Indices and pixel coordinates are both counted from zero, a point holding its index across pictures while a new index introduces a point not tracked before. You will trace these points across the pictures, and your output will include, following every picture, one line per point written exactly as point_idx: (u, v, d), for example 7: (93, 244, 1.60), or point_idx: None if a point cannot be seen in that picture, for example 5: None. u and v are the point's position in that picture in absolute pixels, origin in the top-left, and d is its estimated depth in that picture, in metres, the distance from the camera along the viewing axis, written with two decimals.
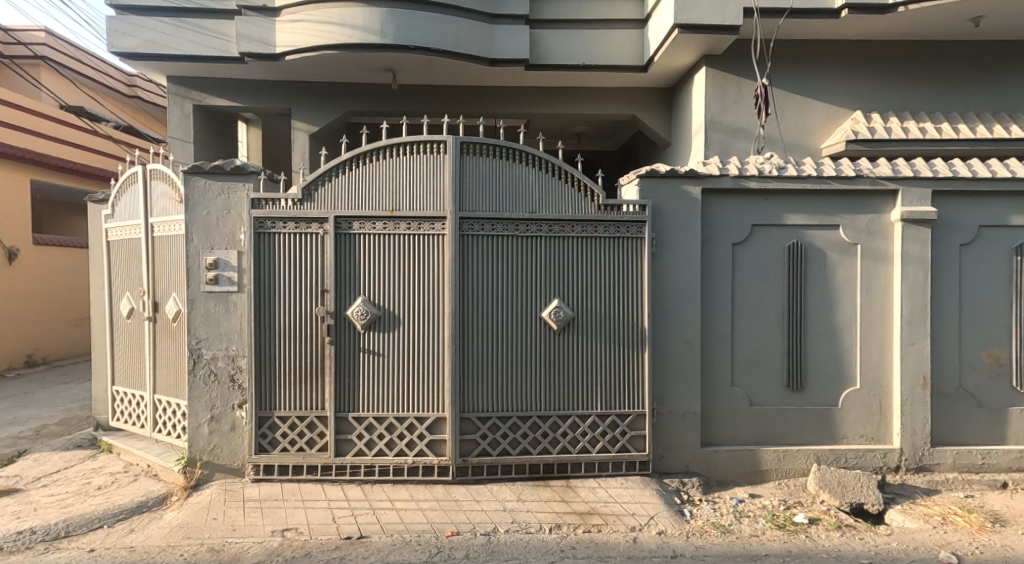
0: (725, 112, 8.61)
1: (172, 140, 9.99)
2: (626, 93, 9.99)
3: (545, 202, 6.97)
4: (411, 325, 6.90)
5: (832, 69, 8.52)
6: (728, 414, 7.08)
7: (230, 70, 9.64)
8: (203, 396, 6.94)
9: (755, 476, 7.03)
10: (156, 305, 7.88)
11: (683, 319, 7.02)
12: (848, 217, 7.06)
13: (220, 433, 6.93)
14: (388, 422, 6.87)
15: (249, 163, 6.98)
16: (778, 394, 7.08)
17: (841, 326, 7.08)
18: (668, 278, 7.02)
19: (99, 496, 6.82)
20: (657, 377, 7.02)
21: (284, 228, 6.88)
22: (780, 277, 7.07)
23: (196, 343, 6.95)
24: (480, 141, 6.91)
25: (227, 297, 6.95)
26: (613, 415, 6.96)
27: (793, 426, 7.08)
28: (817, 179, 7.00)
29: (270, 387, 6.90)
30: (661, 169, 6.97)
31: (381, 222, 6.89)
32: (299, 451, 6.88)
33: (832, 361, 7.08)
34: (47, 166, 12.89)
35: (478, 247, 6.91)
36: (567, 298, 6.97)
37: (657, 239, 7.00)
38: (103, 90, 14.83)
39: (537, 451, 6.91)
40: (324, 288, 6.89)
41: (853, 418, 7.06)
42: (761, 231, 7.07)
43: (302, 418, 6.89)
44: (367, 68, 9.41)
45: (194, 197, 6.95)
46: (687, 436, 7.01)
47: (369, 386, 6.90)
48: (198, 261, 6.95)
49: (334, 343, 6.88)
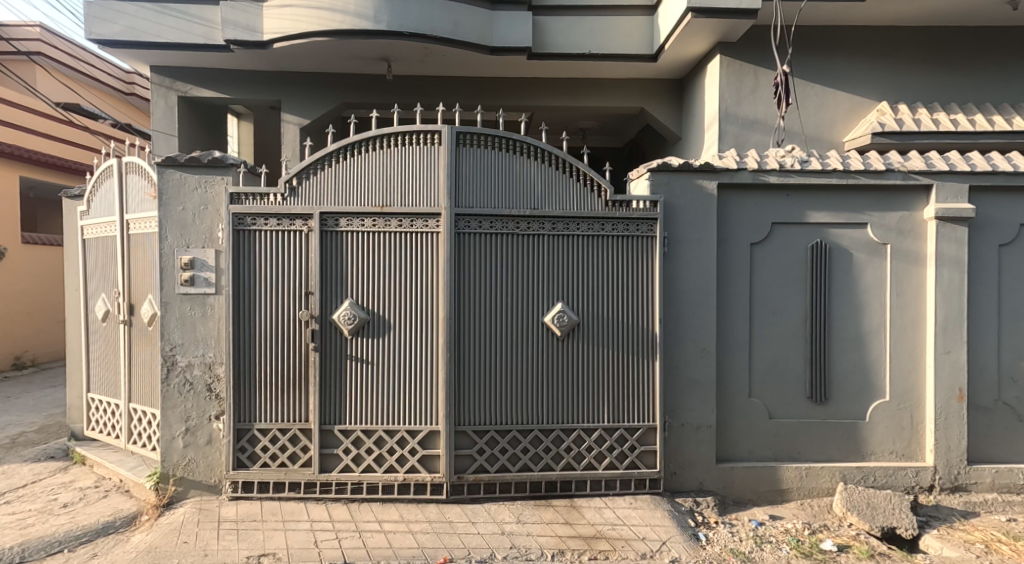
0: (740, 104, 8.09)
1: (156, 133, 9.46)
2: (635, 85, 9.44)
3: (547, 198, 6.44)
4: (402, 330, 6.37)
5: (857, 57, 7.95)
6: (746, 428, 6.54)
7: (215, 60, 9.13)
8: (177, 407, 6.42)
9: (775, 495, 6.49)
10: (131, 308, 7.36)
11: (698, 325, 6.48)
12: (877, 214, 6.51)
13: (194, 447, 6.40)
14: (376, 435, 6.34)
15: (228, 155, 6.46)
16: (800, 407, 6.54)
17: (868, 334, 6.52)
18: (680, 280, 6.48)
19: (63, 514, 6.30)
20: (670, 387, 6.47)
21: (264, 225, 6.36)
22: (803, 280, 6.53)
23: (169, 349, 6.42)
24: (478, 131, 6.38)
25: (203, 299, 6.42)
26: (621, 429, 6.42)
27: (817, 441, 6.53)
28: (844, 174, 6.46)
29: (250, 397, 6.38)
30: (674, 162, 6.43)
31: (370, 219, 6.36)
32: (280, 466, 6.36)
33: (859, 371, 6.52)
34: (38, 164, 12.42)
35: (475, 245, 6.38)
36: (572, 302, 6.43)
37: (669, 238, 6.46)
38: (103, 91, 14.27)
39: (539, 467, 6.37)
40: (308, 290, 6.37)
41: (882, 433, 6.51)
42: (782, 229, 6.54)
43: (284, 431, 6.37)
44: (361, 58, 8.89)
45: (169, 192, 6.43)
46: (701, 452, 6.47)
47: (357, 397, 6.37)
48: (172, 261, 6.41)
49: (318, 350, 6.35)
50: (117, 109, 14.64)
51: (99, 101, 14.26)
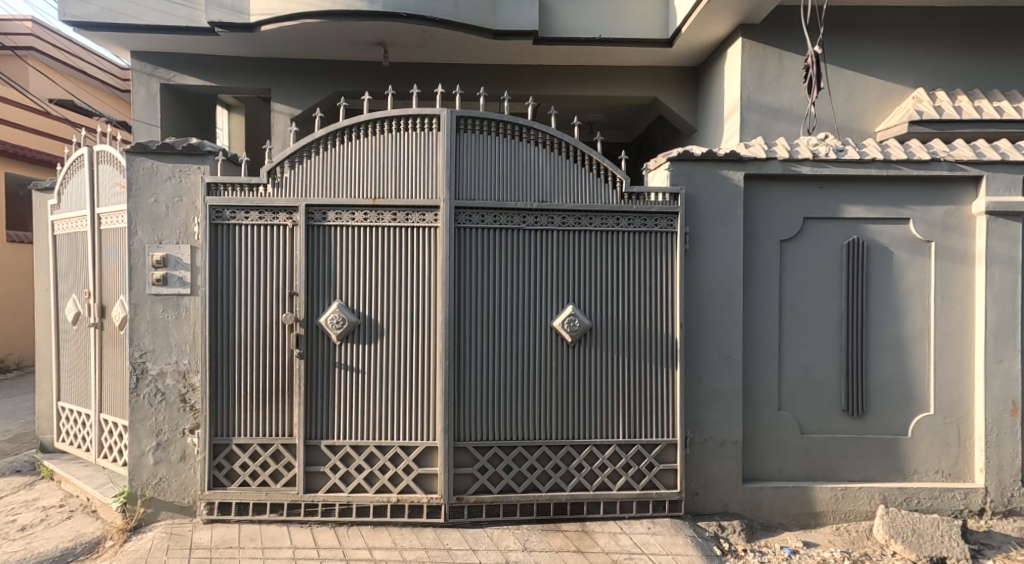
0: (763, 90, 7.52)
1: (136, 122, 8.81)
2: (647, 73, 8.86)
3: (557, 189, 5.83)
4: (396, 335, 5.77)
5: (892, 40, 7.35)
6: (775, 445, 5.93)
7: (199, 45, 8.54)
8: (148, 419, 5.81)
9: (808, 519, 5.88)
10: (102, 310, 6.77)
11: (721, 330, 5.87)
12: (920, 208, 5.91)
13: (167, 465, 5.81)
14: (367, 452, 5.74)
15: (206, 142, 5.86)
16: (833, 421, 5.94)
17: (911, 341, 5.92)
18: (703, 281, 5.87)
19: (20, 540, 5.78)
20: (691, 399, 5.87)
21: (245, 218, 5.76)
22: (838, 281, 5.93)
23: (139, 355, 5.82)
24: (480, 116, 5.77)
25: (177, 301, 5.82)
26: (637, 445, 5.82)
27: (853, 459, 5.93)
28: (884, 164, 5.85)
29: (228, 409, 5.78)
30: (696, 151, 5.83)
31: (361, 212, 5.75)
32: (261, 486, 5.76)
33: (900, 381, 5.92)
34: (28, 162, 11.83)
35: (477, 242, 5.77)
36: (583, 305, 5.83)
37: (690, 234, 5.86)
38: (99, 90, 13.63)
39: (547, 487, 5.76)
40: (292, 290, 5.76)
41: (925, 450, 5.91)
42: (814, 225, 5.94)
43: (265, 446, 5.77)
44: (355, 43, 8.30)
45: (139, 182, 5.82)
46: (726, 471, 5.86)
47: (346, 409, 5.76)
48: (143, 258, 5.81)
49: (303, 357, 5.74)
50: (115, 109, 14.06)
51: (84, 93, 13.29)
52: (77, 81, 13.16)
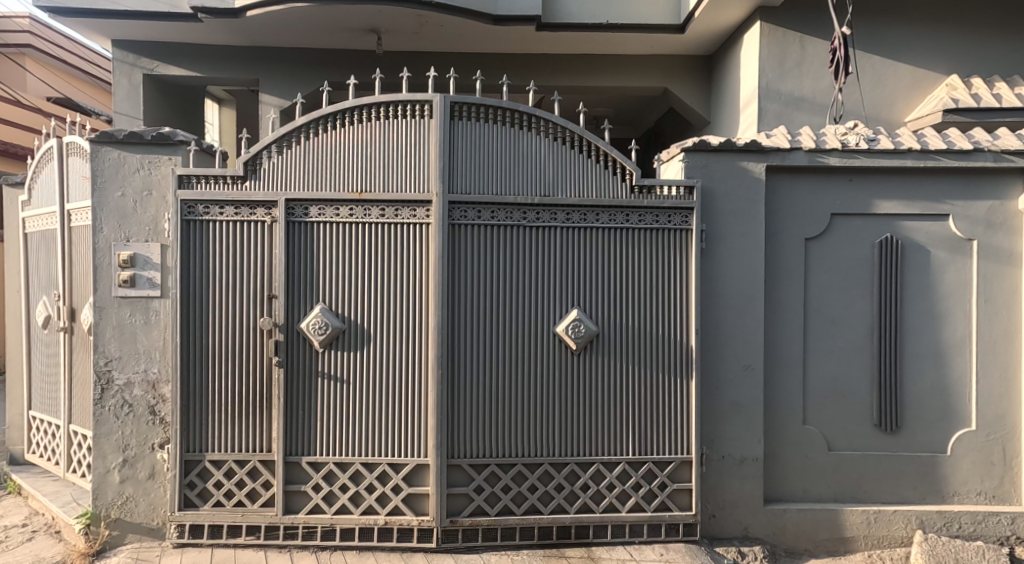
0: (784, 78, 7.00)
1: (117, 115, 8.37)
2: (658, 62, 8.35)
3: (561, 182, 5.32)
4: (384, 342, 5.27)
5: (923, 23, 6.83)
6: (801, 462, 5.41)
7: (183, 33, 8.06)
8: (113, 433, 5.32)
9: (837, 545, 5.36)
10: (72, 313, 6.27)
11: (741, 337, 5.36)
12: (960, 204, 5.39)
13: (134, 483, 5.32)
14: (352, 469, 5.24)
15: (178, 130, 5.37)
16: (864, 436, 5.42)
17: (950, 349, 5.40)
18: (720, 282, 5.35)
19: None
20: (706, 412, 5.36)
21: (219, 214, 5.27)
22: (869, 283, 5.41)
23: (104, 363, 5.32)
24: (476, 101, 5.27)
25: (146, 305, 5.33)
26: (649, 462, 5.31)
27: (887, 478, 5.41)
28: (921, 154, 5.34)
29: (201, 422, 5.29)
30: (713, 140, 5.31)
31: (346, 207, 5.26)
32: (236, 506, 5.27)
33: (936, 393, 5.40)
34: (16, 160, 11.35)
35: (472, 239, 5.27)
36: (589, 309, 5.32)
37: (707, 231, 5.35)
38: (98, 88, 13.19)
39: (550, 509, 5.26)
40: (271, 292, 5.27)
41: (967, 469, 5.39)
42: (842, 222, 5.42)
43: (241, 463, 5.28)
44: (348, 29, 7.82)
45: (105, 174, 5.33)
46: (746, 492, 5.34)
47: (329, 422, 5.26)
48: (109, 258, 5.32)
49: (283, 365, 5.25)
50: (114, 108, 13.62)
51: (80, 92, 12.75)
52: (70, 80, 12.45)
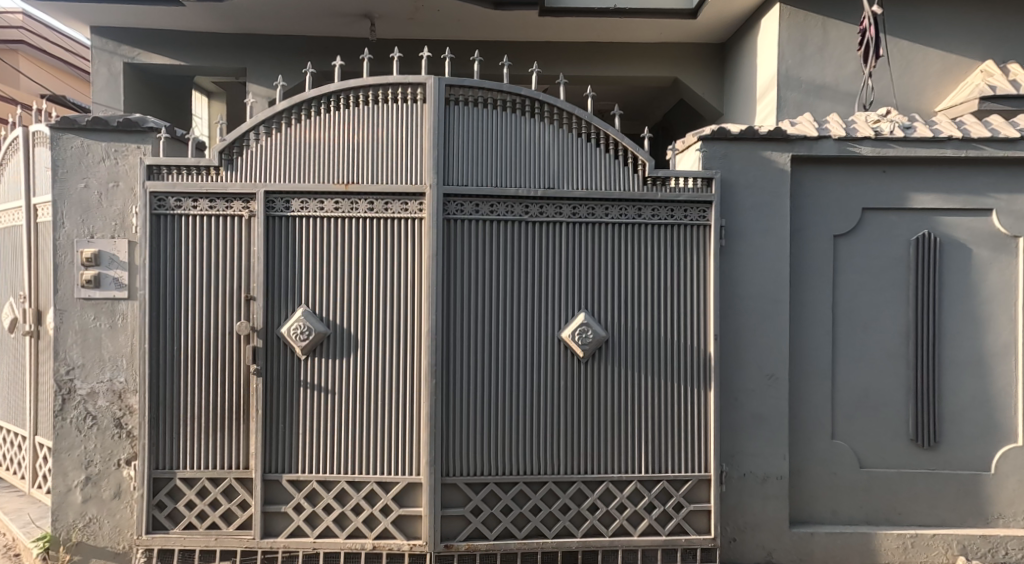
0: (805, 64, 6.54)
1: (96, 106, 7.90)
2: (668, 50, 7.88)
3: (566, 173, 4.85)
4: (372, 348, 4.79)
5: (955, 4, 6.36)
6: (829, 480, 4.94)
7: (165, 19, 7.59)
8: (76, 448, 4.85)
9: None
10: (39, 315, 5.76)
11: (764, 343, 4.88)
12: (1004, 198, 4.92)
13: (98, 503, 4.85)
14: (337, 488, 4.77)
15: (148, 116, 4.90)
16: (899, 452, 4.94)
17: (993, 357, 4.92)
18: (741, 283, 4.88)
19: None
20: (726, 426, 4.89)
21: (191, 208, 4.79)
22: (904, 284, 4.93)
23: (65, 372, 4.85)
24: (473, 84, 4.80)
25: (112, 307, 4.86)
26: (662, 481, 4.83)
27: (924, 498, 4.93)
28: (962, 143, 4.87)
29: (171, 437, 4.82)
30: (734, 128, 4.85)
31: (331, 200, 4.78)
32: (209, 529, 4.79)
33: (979, 405, 4.93)
34: None
35: (469, 236, 4.79)
36: (598, 313, 4.84)
37: (725, 227, 4.87)
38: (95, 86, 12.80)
39: (554, 533, 4.78)
40: (249, 294, 4.79)
41: (1012, 488, 4.92)
42: (875, 217, 4.95)
43: (215, 482, 4.81)
44: (340, 15, 7.35)
45: (67, 164, 4.86)
46: (769, 513, 4.87)
47: (312, 437, 4.79)
48: (71, 256, 4.85)
49: (261, 374, 4.78)
50: None
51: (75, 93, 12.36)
52: (65, 76, 12.02)
